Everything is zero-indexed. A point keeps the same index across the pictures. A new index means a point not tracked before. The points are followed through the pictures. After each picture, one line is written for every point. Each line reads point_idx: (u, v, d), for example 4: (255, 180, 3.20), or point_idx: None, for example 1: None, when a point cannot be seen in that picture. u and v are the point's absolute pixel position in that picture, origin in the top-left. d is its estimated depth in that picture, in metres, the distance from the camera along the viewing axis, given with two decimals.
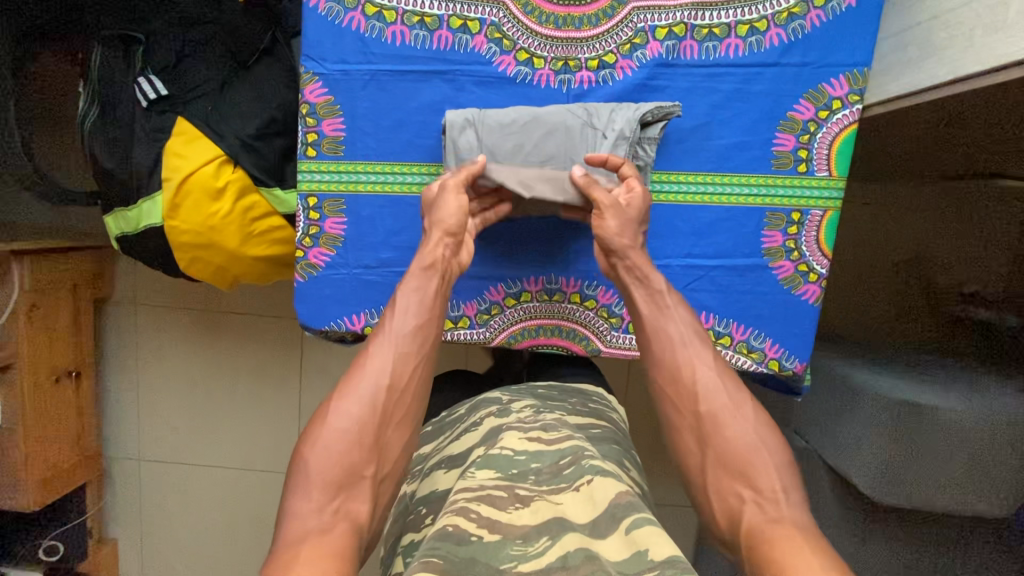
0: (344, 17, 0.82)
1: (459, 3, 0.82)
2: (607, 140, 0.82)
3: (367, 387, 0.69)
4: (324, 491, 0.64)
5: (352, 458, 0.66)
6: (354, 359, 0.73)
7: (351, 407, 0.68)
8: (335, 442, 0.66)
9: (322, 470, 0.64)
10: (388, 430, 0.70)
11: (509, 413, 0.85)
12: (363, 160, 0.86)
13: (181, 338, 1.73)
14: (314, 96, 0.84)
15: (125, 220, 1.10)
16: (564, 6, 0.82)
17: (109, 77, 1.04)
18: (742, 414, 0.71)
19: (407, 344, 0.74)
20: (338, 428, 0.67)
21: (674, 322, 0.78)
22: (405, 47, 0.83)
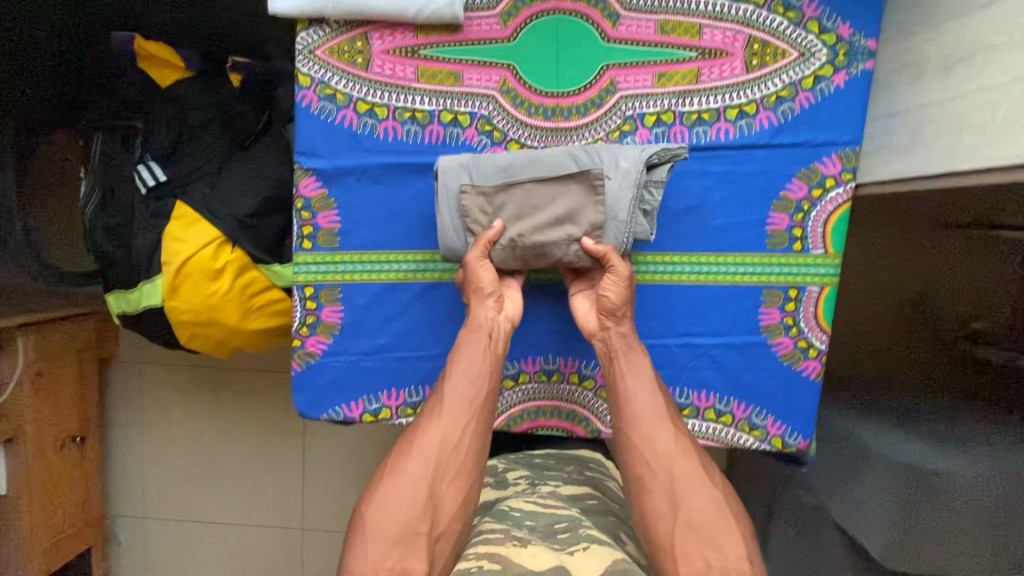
0: (337, 114, 0.83)
1: (448, 97, 0.83)
2: (614, 179, 0.78)
3: (426, 445, 0.74)
4: (382, 548, 0.68)
5: (409, 514, 0.70)
6: (414, 420, 0.77)
7: (409, 467, 0.73)
8: (387, 508, 0.71)
9: (385, 525, 0.69)
10: (444, 484, 0.73)
11: (505, 486, 0.89)
12: (359, 250, 0.86)
13: (185, 395, 1.74)
14: (308, 191, 0.84)
15: (125, 300, 1.11)
16: (552, 98, 0.83)
17: (109, 164, 1.05)
18: (712, 480, 0.73)
19: (464, 409, 0.77)
20: (396, 490, 0.72)
21: (638, 395, 0.77)
22: (397, 141, 0.84)
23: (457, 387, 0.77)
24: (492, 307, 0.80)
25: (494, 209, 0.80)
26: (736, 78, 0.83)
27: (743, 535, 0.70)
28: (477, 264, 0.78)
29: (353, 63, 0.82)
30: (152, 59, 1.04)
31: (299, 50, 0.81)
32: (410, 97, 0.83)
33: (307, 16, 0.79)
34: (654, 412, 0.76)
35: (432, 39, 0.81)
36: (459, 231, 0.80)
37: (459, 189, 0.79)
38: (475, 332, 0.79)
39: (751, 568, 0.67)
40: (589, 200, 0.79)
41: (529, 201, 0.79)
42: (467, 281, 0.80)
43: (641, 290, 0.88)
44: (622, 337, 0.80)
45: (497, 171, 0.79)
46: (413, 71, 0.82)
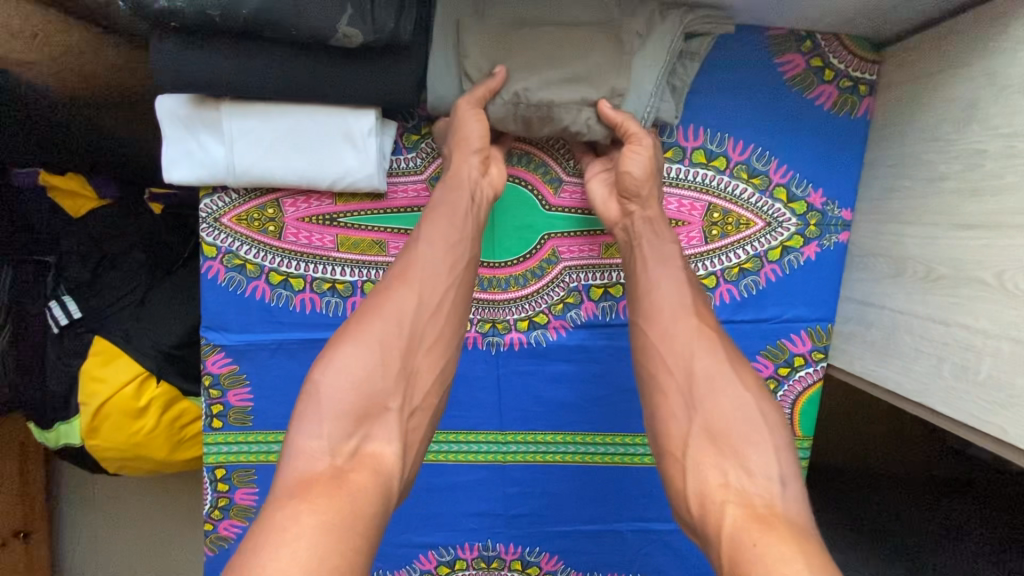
0: (247, 285, 0.74)
1: (373, 267, 0.74)
2: (646, 44, 0.66)
3: (397, 306, 0.57)
4: (340, 424, 0.52)
5: (373, 384, 0.54)
6: (383, 276, 0.60)
7: (377, 335, 0.56)
8: (346, 380, 0.53)
9: (340, 394, 0.52)
10: (416, 358, 0.58)
11: None
12: (275, 429, 0.78)
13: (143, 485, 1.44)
14: (216, 366, 0.76)
15: (40, 435, 1.02)
16: (487, 268, 0.74)
17: (18, 299, 0.96)
18: (747, 376, 0.57)
19: (441, 279, 0.61)
20: (356, 356, 0.54)
21: (659, 275, 0.62)
22: (316, 313, 0.75)
23: (437, 248, 0.61)
24: (478, 171, 0.66)
25: (497, 52, 0.65)
26: (694, 249, 0.73)
27: (779, 444, 0.53)
28: (471, 112, 0.64)
29: (264, 231, 0.73)
30: (60, 190, 0.95)
31: (203, 217, 0.73)
32: (329, 267, 0.74)
33: (210, 184, 0.71)
34: (679, 300, 0.61)
35: (352, 206, 0.73)
36: (453, 79, 0.66)
37: (457, 25, 0.65)
38: (458, 189, 0.64)
39: (779, 490, 0.50)
40: (613, 61, 0.65)
41: (539, 47, 0.65)
42: (454, 134, 0.65)
43: (589, 473, 0.79)
44: (649, 221, 0.66)
45: (511, 10, 0.65)
46: (333, 239, 0.74)
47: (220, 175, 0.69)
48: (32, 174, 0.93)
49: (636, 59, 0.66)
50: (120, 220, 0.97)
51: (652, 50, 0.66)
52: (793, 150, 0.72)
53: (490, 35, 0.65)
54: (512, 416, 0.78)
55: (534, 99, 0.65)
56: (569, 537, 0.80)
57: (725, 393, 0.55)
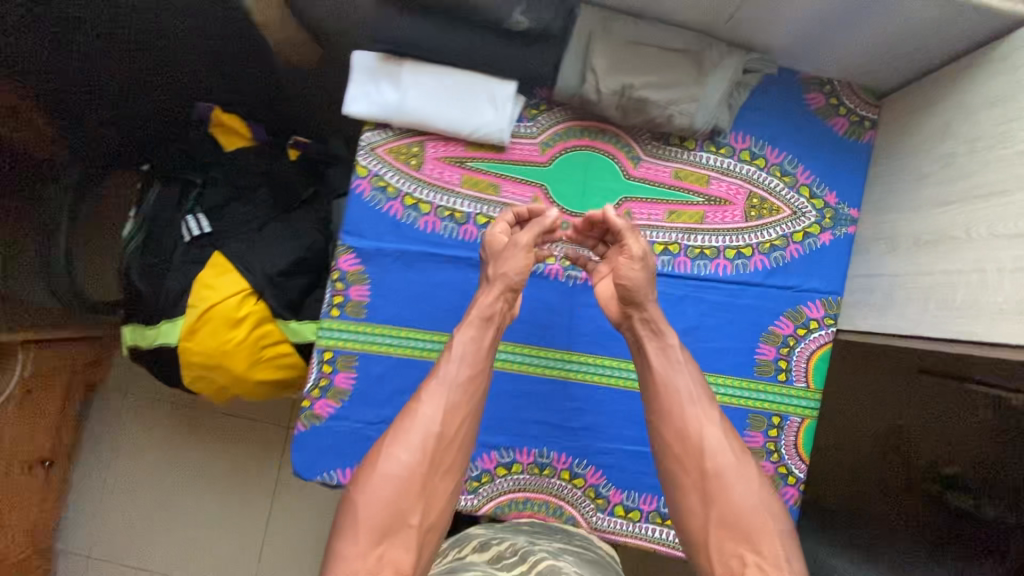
0: (385, 203, 0.93)
1: (486, 204, 0.94)
2: (721, 70, 0.88)
3: (418, 435, 0.75)
4: (370, 536, 0.69)
5: (400, 504, 0.71)
6: (403, 408, 0.78)
7: (399, 459, 0.73)
8: (375, 503, 0.71)
9: (376, 512, 0.70)
10: (436, 477, 0.75)
11: (487, 550, 0.82)
12: (382, 323, 0.93)
13: (180, 434, 1.75)
14: (346, 265, 0.93)
15: (137, 329, 1.16)
16: (575, 217, 0.94)
17: (161, 210, 1.14)
18: (746, 474, 0.75)
19: (455, 408, 0.78)
20: (383, 482, 0.72)
21: (681, 380, 0.81)
22: (435, 234, 0.94)
23: (457, 384, 0.79)
24: (502, 303, 0.84)
25: (613, 58, 0.86)
26: (736, 224, 0.95)
27: (781, 529, 0.72)
28: (522, 250, 0.83)
29: (407, 163, 0.93)
30: (222, 127, 1.15)
31: (363, 145, 0.93)
32: (452, 199, 0.94)
33: (375, 119, 0.92)
34: (691, 398, 0.79)
35: (479, 154, 0.94)
36: (579, 70, 0.87)
37: (589, 34, 0.87)
38: (486, 322, 0.83)
39: (786, 563, 0.70)
40: (693, 78, 0.88)
41: (643, 59, 0.87)
42: (502, 263, 0.84)
43: (636, 398, 0.94)
44: (649, 322, 0.83)
45: (628, 30, 0.87)
46: (458, 178, 0.94)
47: (386, 113, 0.91)
48: (208, 108, 1.14)
49: (713, 80, 0.88)
50: (261, 160, 1.16)
51: (725, 75, 0.88)
52: (814, 162, 0.96)
53: (610, 45, 0.86)
54: (579, 340, 0.94)
55: (635, 94, 0.86)
56: (613, 454, 0.94)
57: (733, 487, 0.74)
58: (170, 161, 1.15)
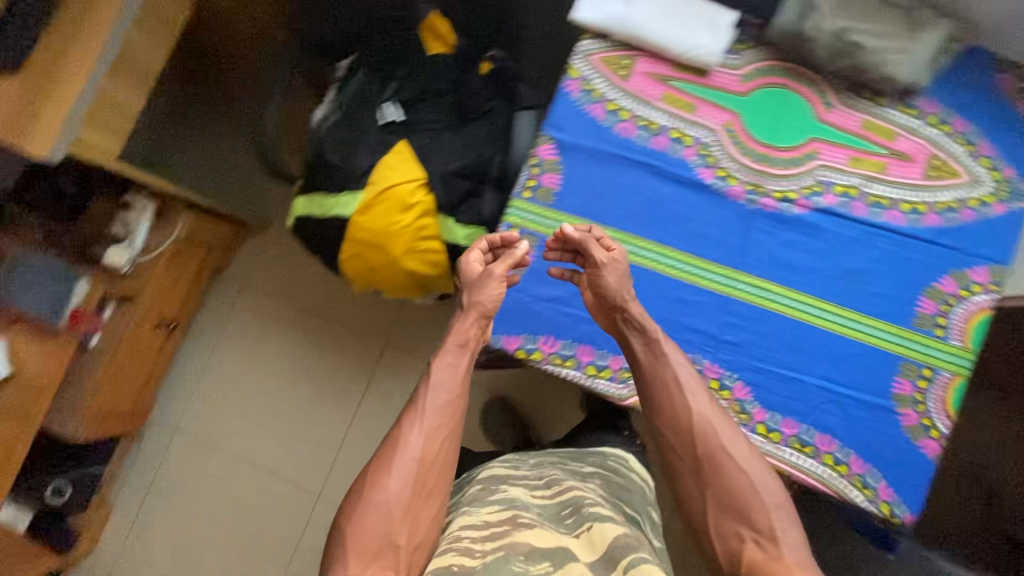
0: (590, 105, 1.02)
1: (681, 121, 1.01)
2: (932, 32, 0.97)
3: (402, 462, 0.81)
4: (362, 559, 0.76)
5: (387, 529, 0.78)
6: (387, 438, 0.84)
7: (389, 492, 0.79)
8: (366, 532, 0.77)
9: (369, 539, 0.77)
10: (422, 499, 0.81)
11: (518, 471, 1.05)
12: (567, 212, 1.01)
13: (288, 331, 1.84)
14: (546, 154, 1.01)
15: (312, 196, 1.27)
16: (765, 147, 1.00)
17: (363, 95, 1.26)
18: (737, 454, 0.79)
19: (434, 428, 0.85)
20: (372, 510, 0.78)
21: (681, 369, 0.86)
22: (630, 139, 1.01)
23: (438, 401, 0.86)
24: (479, 327, 0.93)
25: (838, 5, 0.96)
26: (915, 180, 1.00)
27: (778, 501, 0.76)
28: (497, 280, 0.92)
29: (616, 73, 1.02)
30: (431, 33, 1.28)
31: (579, 52, 1.03)
32: (649, 111, 1.01)
33: (598, 27, 1.01)
34: (681, 385, 0.84)
35: (683, 75, 1.01)
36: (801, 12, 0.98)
37: None
38: (462, 348, 0.91)
39: (783, 536, 0.73)
40: (906, 34, 0.96)
41: (865, 10, 0.97)
42: (478, 293, 0.93)
43: (794, 325, 0.98)
44: (631, 319, 0.89)
45: None
46: (660, 93, 1.01)
47: (610, 23, 1.00)
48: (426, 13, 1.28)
49: (924, 38, 0.97)
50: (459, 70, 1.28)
51: (937, 36, 0.97)
52: (1000, 136, 1.00)
53: None
54: (748, 262, 0.99)
55: (853, 38, 0.95)
56: (765, 374, 0.98)
57: (727, 465, 0.78)
58: (381, 57, 1.30)
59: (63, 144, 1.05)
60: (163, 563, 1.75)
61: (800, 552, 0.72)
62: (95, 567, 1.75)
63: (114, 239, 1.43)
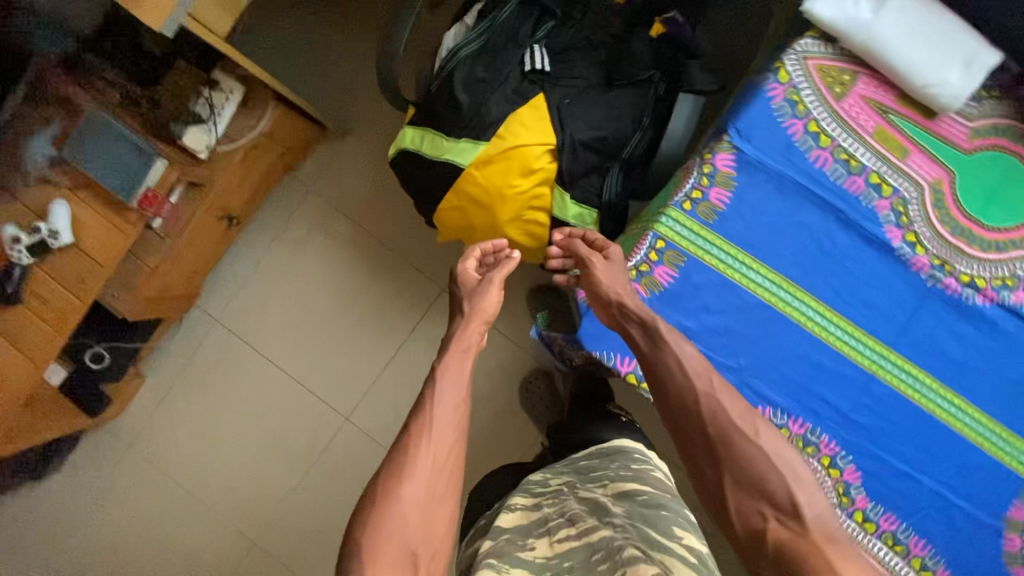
0: (789, 119, 0.86)
1: (886, 165, 0.86)
2: None
3: (418, 463, 0.74)
4: (376, 571, 0.66)
5: (405, 538, 0.69)
6: (398, 444, 0.76)
7: (406, 499, 0.71)
8: (384, 544, 0.68)
9: (387, 558, 0.67)
10: (438, 504, 0.73)
11: (543, 509, 0.96)
12: (725, 238, 0.88)
13: (347, 250, 1.75)
14: (721, 164, 0.87)
15: (428, 129, 1.13)
16: (969, 221, 0.87)
17: (509, 30, 1.08)
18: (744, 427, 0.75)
19: (446, 426, 0.79)
20: (389, 523, 0.69)
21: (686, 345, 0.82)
22: (821, 172, 0.86)
23: (447, 403, 0.81)
24: (479, 333, 0.95)
25: None
26: None
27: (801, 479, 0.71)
28: (495, 288, 1.00)
29: (830, 88, 0.86)
30: None
31: (795, 51, 0.85)
32: (854, 144, 0.86)
33: (830, 28, 0.83)
34: (685, 372, 0.79)
35: (905, 111, 0.86)
36: None
37: None
38: (464, 352, 0.91)
39: (808, 513, 0.68)
40: None
41: None
42: (481, 302, 0.98)
43: (929, 421, 0.89)
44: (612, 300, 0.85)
45: None
46: (873, 126, 0.86)
47: (850, 28, 0.82)
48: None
49: None
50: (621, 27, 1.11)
51: None
52: None
53: None
54: (905, 343, 0.88)
55: None
56: (881, 463, 0.90)
57: (737, 444, 0.73)
58: None
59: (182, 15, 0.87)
60: (185, 444, 1.78)
61: (830, 526, 0.67)
62: (120, 434, 1.79)
63: (195, 119, 1.30)
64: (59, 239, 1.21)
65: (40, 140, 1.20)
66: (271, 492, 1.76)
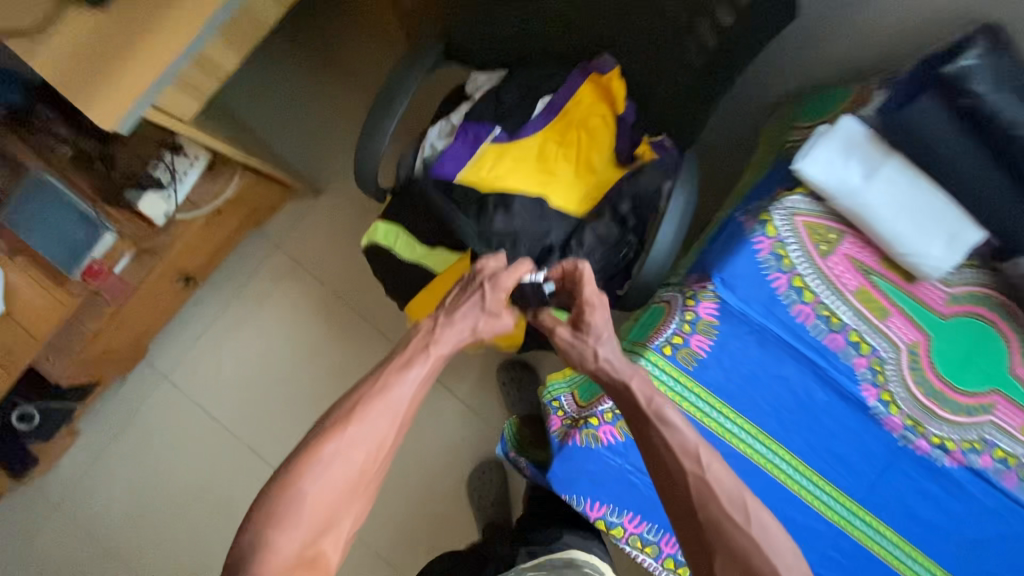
0: (773, 271, 0.86)
1: (866, 324, 0.86)
2: None
3: (371, 441, 0.67)
4: (303, 534, 0.63)
5: (337, 505, 0.65)
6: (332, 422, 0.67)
7: (345, 466, 0.66)
8: (312, 503, 0.64)
9: (316, 512, 0.64)
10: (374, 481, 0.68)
11: None
12: (704, 385, 0.86)
13: (311, 310, 1.66)
14: (703, 312, 0.86)
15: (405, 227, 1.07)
16: (942, 384, 0.87)
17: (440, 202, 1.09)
18: (758, 522, 0.65)
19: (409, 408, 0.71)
20: (317, 484, 0.65)
21: (673, 410, 0.71)
22: (802, 327, 0.86)
23: (412, 391, 0.71)
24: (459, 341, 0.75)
25: None
26: None
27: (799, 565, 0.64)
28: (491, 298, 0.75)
29: (816, 245, 0.85)
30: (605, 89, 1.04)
31: (784, 205, 0.86)
32: (836, 301, 0.86)
33: (820, 190, 0.83)
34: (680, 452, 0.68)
35: (887, 271, 0.86)
36: None
37: None
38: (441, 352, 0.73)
39: None
40: None
41: None
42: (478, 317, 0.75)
43: None
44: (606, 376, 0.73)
45: None
46: (855, 285, 0.86)
47: (839, 191, 0.82)
48: (610, 66, 1.02)
49: None
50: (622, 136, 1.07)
51: None
52: None
53: None
54: (875, 500, 0.88)
55: None
56: None
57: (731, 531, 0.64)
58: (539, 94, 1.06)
59: (138, 116, 0.81)
60: (117, 509, 1.63)
61: None
62: (45, 493, 1.64)
63: (155, 184, 1.20)
64: None
65: None
66: (207, 563, 1.62)
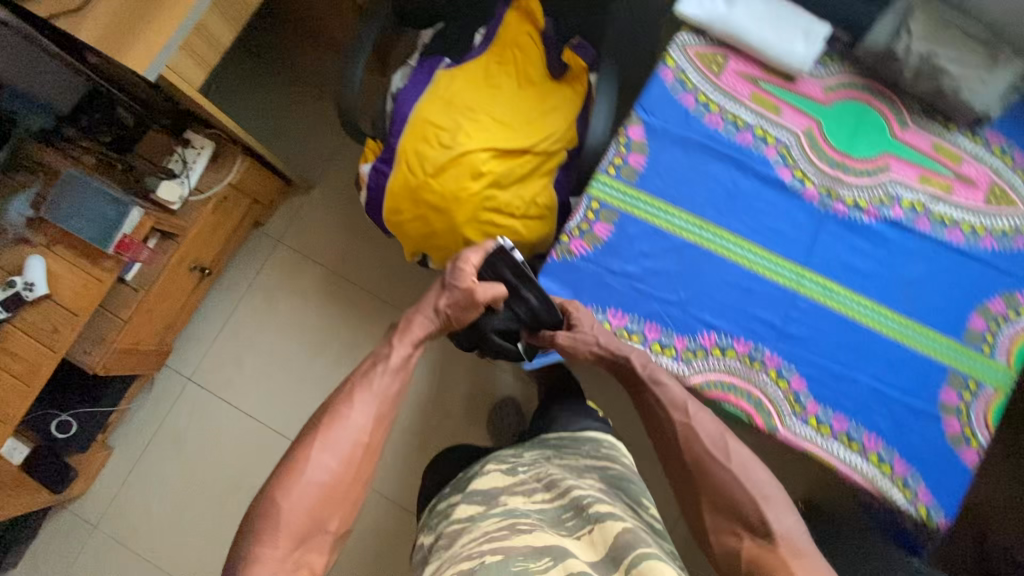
0: (681, 94, 1.06)
1: (766, 120, 1.06)
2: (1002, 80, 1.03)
3: (343, 442, 0.81)
4: (288, 542, 0.74)
5: (319, 513, 0.77)
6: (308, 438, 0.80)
7: (318, 477, 0.78)
8: (294, 515, 0.76)
9: (299, 520, 0.76)
10: (351, 489, 0.81)
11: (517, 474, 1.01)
12: (648, 192, 1.04)
13: (316, 290, 1.82)
14: (634, 134, 1.05)
15: (385, 152, 1.29)
16: (841, 156, 1.05)
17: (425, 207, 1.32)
18: (738, 461, 0.85)
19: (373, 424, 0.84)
20: (294, 492, 0.77)
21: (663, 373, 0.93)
22: (715, 132, 1.05)
23: (367, 409, 0.84)
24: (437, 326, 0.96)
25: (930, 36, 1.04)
26: (978, 205, 1.04)
27: (777, 495, 0.83)
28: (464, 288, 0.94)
29: (710, 67, 1.07)
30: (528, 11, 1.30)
31: (677, 43, 1.08)
32: (737, 106, 1.06)
33: (698, 23, 1.06)
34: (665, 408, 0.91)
35: (770, 77, 1.07)
36: (892, 33, 1.05)
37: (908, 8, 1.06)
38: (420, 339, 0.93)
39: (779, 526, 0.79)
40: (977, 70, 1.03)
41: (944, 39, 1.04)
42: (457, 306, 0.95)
43: (852, 327, 1.02)
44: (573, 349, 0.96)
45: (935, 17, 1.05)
46: (748, 92, 1.06)
47: (711, 19, 1.05)
48: None
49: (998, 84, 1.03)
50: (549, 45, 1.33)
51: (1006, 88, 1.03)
52: None
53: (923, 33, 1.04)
54: (814, 262, 1.03)
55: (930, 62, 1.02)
56: (819, 369, 1.01)
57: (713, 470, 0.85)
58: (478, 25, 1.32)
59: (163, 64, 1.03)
60: (155, 514, 1.69)
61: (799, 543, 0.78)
62: (82, 516, 1.69)
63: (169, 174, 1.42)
64: (34, 290, 1.26)
65: (19, 199, 1.29)
66: None
